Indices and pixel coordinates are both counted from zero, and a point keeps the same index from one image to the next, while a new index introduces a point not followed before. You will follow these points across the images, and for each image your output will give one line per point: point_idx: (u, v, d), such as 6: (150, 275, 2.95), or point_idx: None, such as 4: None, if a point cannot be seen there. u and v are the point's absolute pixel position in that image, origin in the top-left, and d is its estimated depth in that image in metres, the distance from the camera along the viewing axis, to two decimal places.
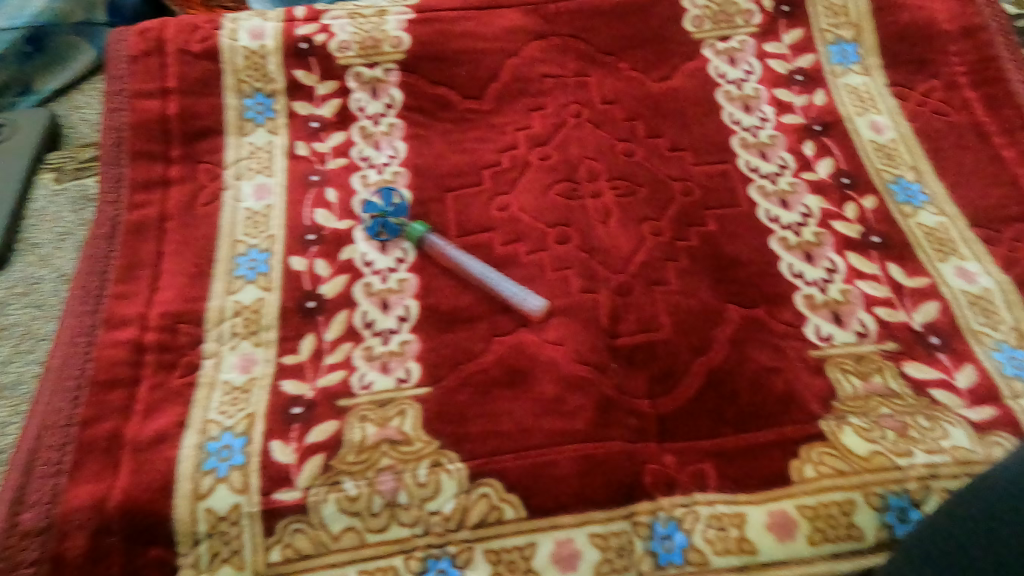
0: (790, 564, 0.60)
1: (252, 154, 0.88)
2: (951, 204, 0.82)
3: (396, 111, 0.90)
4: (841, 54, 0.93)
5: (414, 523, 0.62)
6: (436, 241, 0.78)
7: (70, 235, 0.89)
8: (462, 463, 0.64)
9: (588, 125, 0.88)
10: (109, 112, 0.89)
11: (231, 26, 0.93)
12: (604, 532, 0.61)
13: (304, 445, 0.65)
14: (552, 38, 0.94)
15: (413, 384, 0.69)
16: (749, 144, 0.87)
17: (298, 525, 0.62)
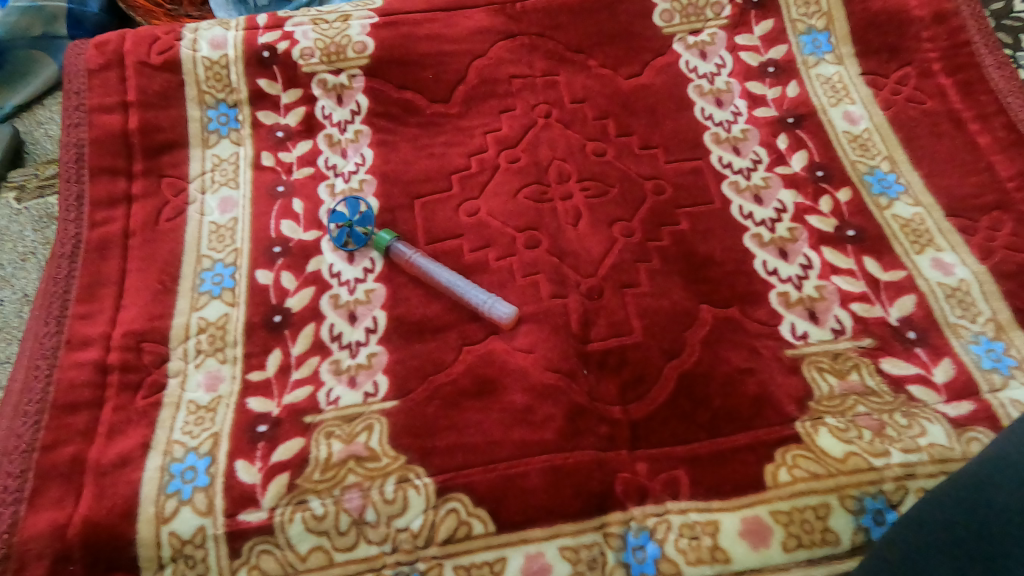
0: (765, 572, 0.58)
1: (216, 166, 0.87)
2: (927, 194, 0.81)
3: (362, 117, 0.88)
4: (814, 44, 0.92)
5: (382, 541, 0.61)
6: (402, 249, 0.76)
7: (32, 255, 0.87)
8: (430, 478, 0.63)
9: (557, 125, 0.87)
10: (69, 127, 0.87)
11: (192, 36, 0.91)
12: (574, 544, 0.60)
13: (270, 464, 0.64)
14: (519, 37, 0.92)
15: (380, 398, 0.67)
16: (721, 139, 0.85)
17: (264, 546, 0.61)
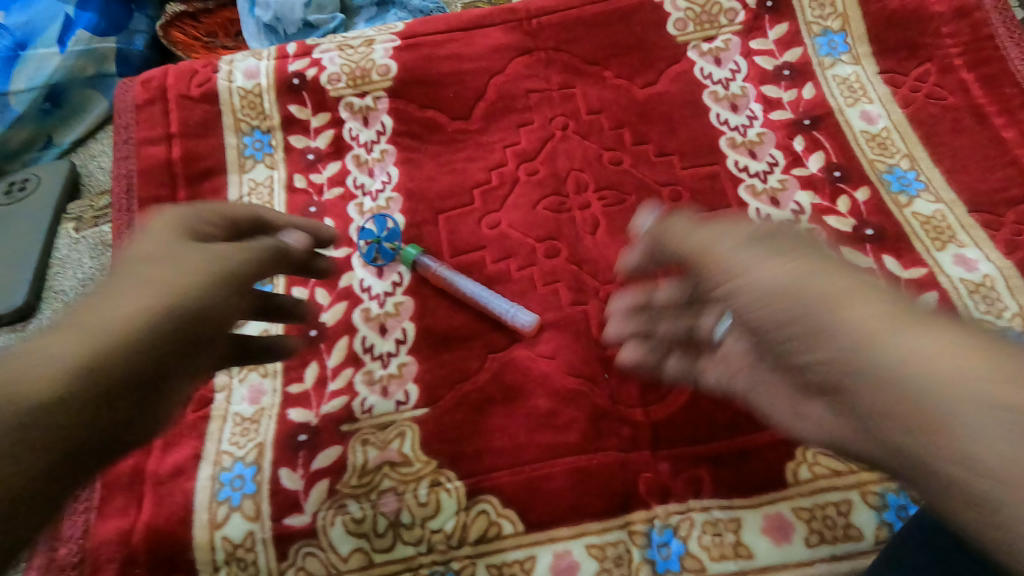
0: (789, 567, 0.60)
1: (252, 191, 0.92)
2: (948, 190, 0.81)
3: (387, 137, 0.92)
4: (829, 45, 0.92)
5: (417, 542, 0.64)
6: (427, 262, 0.79)
7: (91, 281, 0.95)
8: (461, 481, 0.66)
9: (574, 137, 0.89)
10: (119, 160, 0.94)
11: (227, 68, 0.97)
12: (600, 542, 0.62)
13: (311, 471, 0.68)
14: (535, 52, 0.95)
15: (411, 406, 0.71)
16: (737, 144, 0.87)
17: (309, 548, 0.65)
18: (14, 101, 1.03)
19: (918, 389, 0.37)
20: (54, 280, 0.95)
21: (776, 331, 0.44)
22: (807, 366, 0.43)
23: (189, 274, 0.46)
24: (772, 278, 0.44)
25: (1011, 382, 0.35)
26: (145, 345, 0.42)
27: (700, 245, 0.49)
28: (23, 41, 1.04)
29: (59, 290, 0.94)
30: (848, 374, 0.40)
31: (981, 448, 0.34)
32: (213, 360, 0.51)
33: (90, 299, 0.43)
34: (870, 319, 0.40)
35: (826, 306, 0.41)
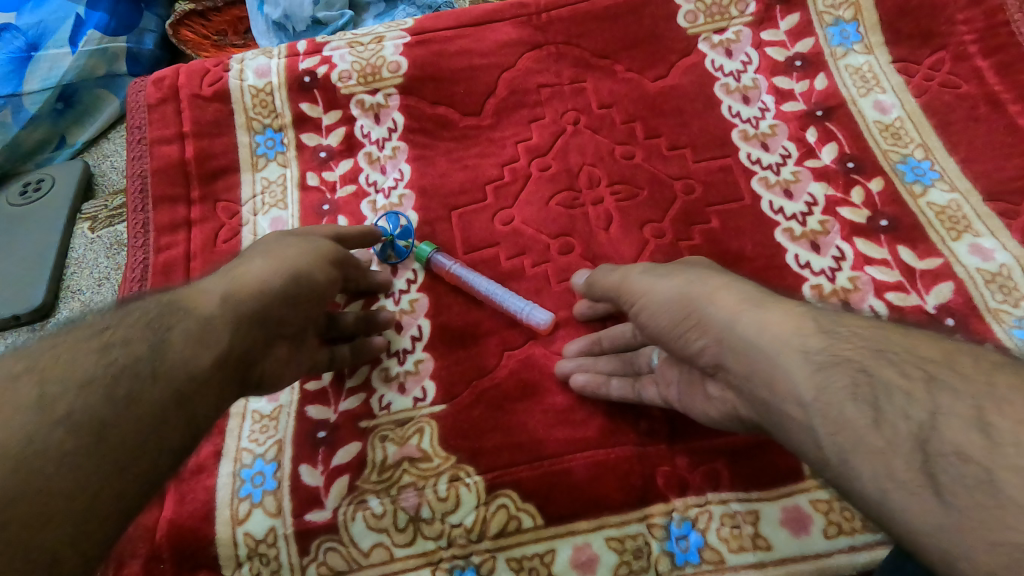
0: (808, 559, 0.60)
1: (266, 189, 0.92)
2: (964, 179, 0.81)
3: (399, 133, 0.93)
4: (842, 35, 0.92)
5: (438, 536, 0.65)
6: (439, 260, 0.80)
7: (107, 280, 0.96)
8: (480, 476, 0.66)
9: (586, 131, 0.89)
10: (133, 160, 0.94)
11: (239, 66, 0.97)
12: (619, 535, 0.63)
13: (331, 467, 0.69)
14: (546, 47, 0.95)
15: (429, 402, 0.71)
16: (749, 136, 0.87)
17: (331, 543, 0.65)
18: (29, 101, 1.03)
19: (772, 357, 0.47)
20: (71, 279, 0.96)
21: (670, 327, 0.56)
22: (699, 351, 0.54)
23: (254, 279, 0.58)
24: (667, 292, 0.57)
25: (833, 347, 0.45)
26: (220, 332, 0.53)
27: (618, 282, 0.64)
28: (35, 41, 1.05)
29: (75, 289, 0.95)
30: (723, 349, 0.51)
31: (841, 415, 0.42)
32: (280, 353, 0.61)
33: (188, 293, 0.55)
34: (733, 308, 0.51)
35: (708, 302, 0.53)
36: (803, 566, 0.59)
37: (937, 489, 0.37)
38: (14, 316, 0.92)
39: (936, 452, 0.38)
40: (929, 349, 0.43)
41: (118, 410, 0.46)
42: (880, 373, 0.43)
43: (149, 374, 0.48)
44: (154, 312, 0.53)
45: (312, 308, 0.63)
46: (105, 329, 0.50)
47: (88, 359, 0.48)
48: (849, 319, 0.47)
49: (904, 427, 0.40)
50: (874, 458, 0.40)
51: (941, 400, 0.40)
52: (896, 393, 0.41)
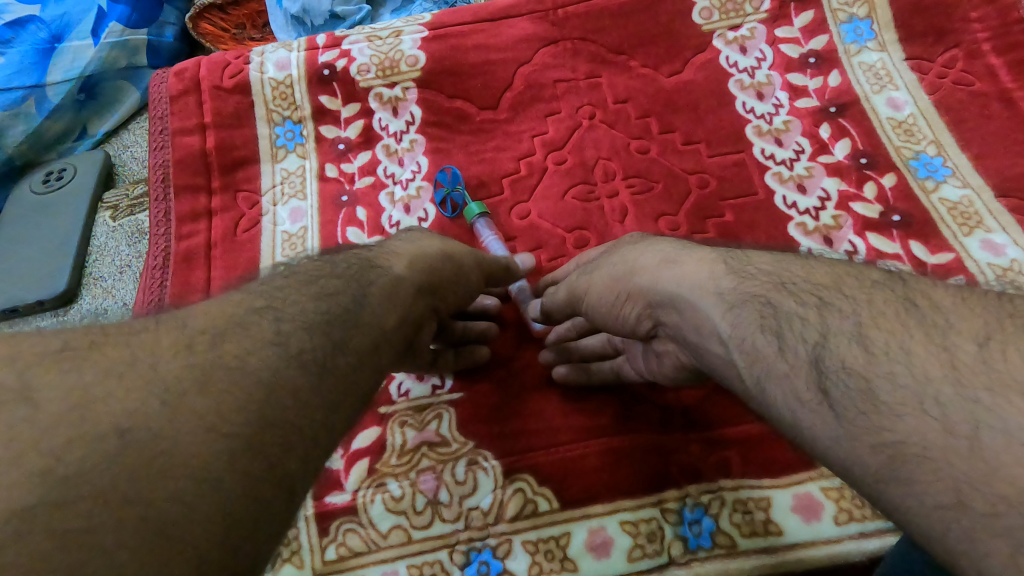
0: (818, 544, 0.61)
1: (285, 179, 0.94)
2: (976, 175, 0.82)
3: (416, 126, 0.94)
4: (855, 32, 0.93)
5: (455, 519, 0.66)
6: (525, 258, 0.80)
7: (129, 267, 0.98)
8: (497, 460, 0.68)
9: (602, 126, 0.90)
10: (156, 150, 0.96)
11: (259, 59, 0.99)
12: (633, 519, 0.64)
13: (351, 451, 0.70)
14: (562, 42, 0.96)
15: (447, 390, 0.73)
16: (764, 132, 0.88)
17: (350, 525, 0.67)
18: (52, 92, 1.05)
19: (691, 304, 0.50)
20: (93, 267, 0.98)
21: (606, 308, 0.59)
22: (636, 319, 0.57)
23: (431, 251, 0.60)
24: (602, 282, 0.59)
25: (741, 286, 0.48)
26: (408, 294, 0.54)
27: (567, 297, 0.64)
28: (58, 33, 1.06)
29: (97, 277, 0.97)
30: (655, 310, 0.54)
31: (751, 348, 0.44)
32: (434, 330, 0.62)
33: (377, 254, 0.57)
34: (655, 271, 0.54)
35: (634, 271, 0.56)
36: (813, 551, 0.61)
37: (831, 403, 0.38)
38: (39, 301, 0.94)
39: (827, 368, 0.40)
40: (822, 275, 0.45)
41: (332, 351, 0.45)
42: (780, 303, 0.45)
43: (352, 323, 0.48)
44: (356, 266, 0.54)
45: (464, 297, 0.65)
46: (319, 277, 0.51)
47: (309, 302, 0.48)
48: (758, 259, 0.50)
49: (802, 350, 0.42)
50: (782, 385, 0.42)
51: (831, 321, 0.42)
52: (795, 319, 0.43)
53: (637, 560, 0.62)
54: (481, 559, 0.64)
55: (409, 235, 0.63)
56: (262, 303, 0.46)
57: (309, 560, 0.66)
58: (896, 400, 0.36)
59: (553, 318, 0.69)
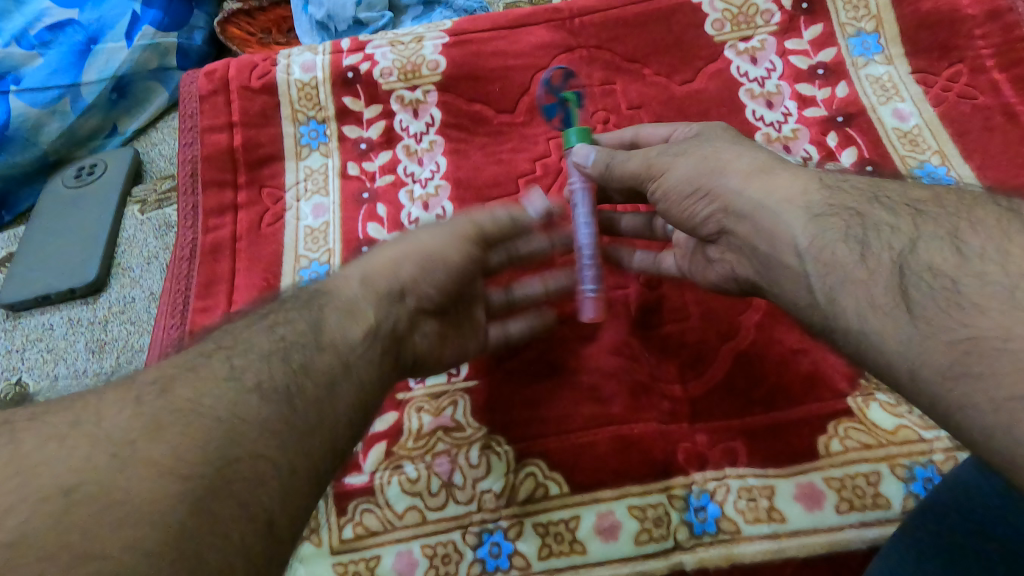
0: (820, 532, 0.63)
1: (308, 176, 0.97)
2: (979, 185, 0.84)
3: (436, 128, 0.98)
4: (863, 46, 0.96)
5: (469, 501, 0.69)
6: (534, 205, 0.70)
7: (156, 259, 1.01)
8: (510, 446, 0.71)
9: (615, 130, 0.94)
10: (185, 147, 1.00)
11: (286, 61, 1.02)
12: (641, 504, 0.66)
13: (369, 434, 0.73)
14: (578, 50, 1.00)
15: (462, 377, 0.75)
16: (772, 139, 0.91)
17: (367, 505, 0.69)
18: (86, 91, 1.08)
19: (774, 212, 0.54)
20: (122, 258, 1.02)
21: (679, 199, 0.62)
22: (705, 218, 0.61)
23: (384, 259, 0.63)
24: (685, 168, 0.61)
25: (831, 199, 0.52)
26: (368, 306, 0.59)
27: (637, 168, 0.65)
28: (94, 34, 1.10)
29: (126, 267, 1.01)
30: (731, 215, 0.58)
31: (822, 252, 0.50)
32: (426, 328, 0.65)
33: (331, 279, 0.62)
34: (747, 176, 0.57)
35: (723, 170, 0.59)
36: (814, 538, 0.63)
37: (909, 304, 0.44)
38: (70, 289, 0.97)
39: (911, 271, 0.45)
40: (923, 197, 0.50)
41: (299, 377, 0.51)
42: (869, 213, 0.50)
43: (315, 346, 0.54)
44: (306, 295, 0.59)
45: (454, 282, 0.64)
46: (268, 313, 0.57)
47: (263, 335, 0.54)
48: (852, 180, 0.54)
49: (887, 256, 0.46)
50: (858, 290, 0.47)
51: (922, 229, 0.47)
52: (884, 228, 0.48)
53: (643, 543, 0.65)
54: (493, 540, 0.67)
55: (373, 250, 0.66)
56: (212, 347, 0.52)
57: (327, 538, 0.68)
58: (980, 295, 0.41)
59: (610, 180, 0.68)
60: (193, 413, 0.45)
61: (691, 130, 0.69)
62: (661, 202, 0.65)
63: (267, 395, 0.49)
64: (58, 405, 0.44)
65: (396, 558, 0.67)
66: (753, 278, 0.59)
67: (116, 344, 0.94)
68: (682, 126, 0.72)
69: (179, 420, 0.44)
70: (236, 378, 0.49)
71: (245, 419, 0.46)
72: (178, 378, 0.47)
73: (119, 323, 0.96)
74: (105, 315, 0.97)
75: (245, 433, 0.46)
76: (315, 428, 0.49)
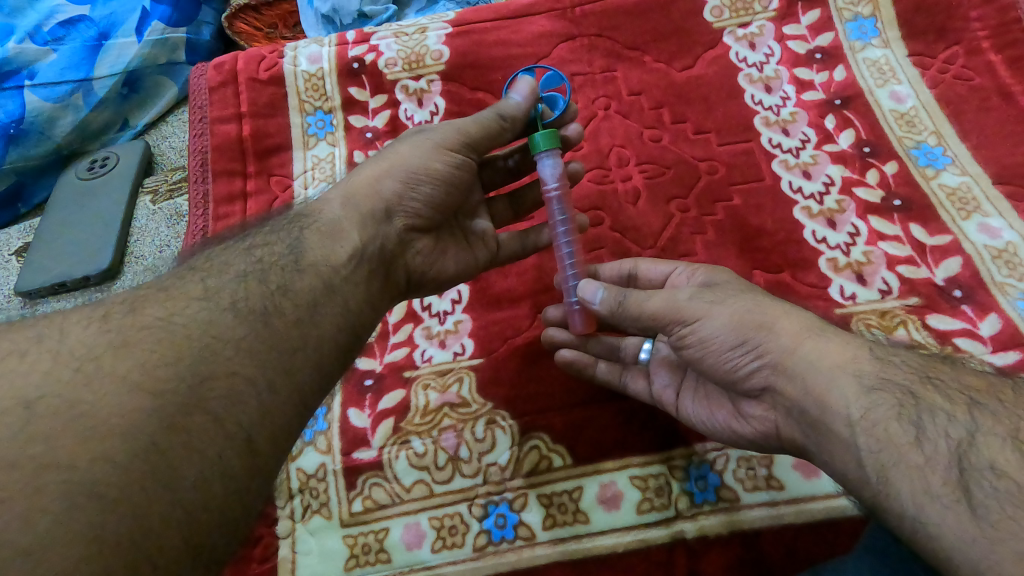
0: (818, 498, 0.65)
1: (316, 165, 0.99)
2: (975, 164, 0.85)
3: (440, 116, 1.00)
4: (860, 30, 0.97)
5: (475, 474, 0.71)
6: (519, 92, 0.69)
7: (168, 247, 1.04)
8: (514, 420, 0.73)
9: (616, 116, 0.95)
10: (194, 137, 1.02)
11: (292, 53, 1.04)
12: (642, 474, 0.69)
13: (377, 411, 0.75)
14: (579, 38, 1.01)
15: (468, 356, 0.78)
16: (771, 122, 0.92)
17: (376, 479, 0.71)
18: (98, 85, 1.11)
19: (827, 380, 0.51)
20: (135, 247, 1.04)
21: (717, 351, 0.57)
22: (749, 372, 0.56)
23: (362, 179, 0.66)
24: (725, 317, 0.56)
25: (883, 374, 0.50)
26: (350, 226, 0.62)
27: (660, 309, 0.58)
28: (105, 30, 1.13)
29: (138, 255, 1.03)
30: (775, 372, 0.54)
31: (872, 426, 0.48)
32: (419, 247, 0.69)
33: (315, 202, 0.65)
34: (798, 334, 0.53)
35: (772, 327, 0.54)
36: (812, 505, 0.65)
37: (972, 503, 0.42)
38: (86, 277, 1.00)
39: (971, 466, 0.44)
40: (974, 382, 0.49)
41: (275, 296, 0.55)
42: (924, 397, 0.48)
43: (295, 267, 0.58)
44: (289, 219, 0.63)
45: (439, 193, 0.68)
46: (250, 236, 0.61)
47: (240, 258, 0.58)
48: (900, 353, 0.52)
49: (944, 445, 0.45)
50: (912, 475, 0.45)
51: (979, 421, 0.45)
52: (939, 414, 0.47)
53: (645, 512, 0.67)
54: (499, 511, 0.69)
55: (354, 172, 0.68)
56: (187, 269, 0.56)
57: (336, 511, 0.70)
58: None
59: (624, 318, 0.62)
60: (166, 330, 0.49)
61: (694, 275, 0.67)
62: (688, 347, 0.58)
63: (242, 314, 0.52)
64: (28, 324, 0.48)
65: (404, 530, 0.68)
66: (796, 440, 0.55)
67: None
68: (681, 267, 0.70)
69: (152, 335, 0.48)
70: (210, 298, 0.53)
71: (220, 337, 0.50)
72: (150, 299, 0.52)
73: None
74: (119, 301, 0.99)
75: (219, 350, 0.49)
76: (297, 346, 0.53)
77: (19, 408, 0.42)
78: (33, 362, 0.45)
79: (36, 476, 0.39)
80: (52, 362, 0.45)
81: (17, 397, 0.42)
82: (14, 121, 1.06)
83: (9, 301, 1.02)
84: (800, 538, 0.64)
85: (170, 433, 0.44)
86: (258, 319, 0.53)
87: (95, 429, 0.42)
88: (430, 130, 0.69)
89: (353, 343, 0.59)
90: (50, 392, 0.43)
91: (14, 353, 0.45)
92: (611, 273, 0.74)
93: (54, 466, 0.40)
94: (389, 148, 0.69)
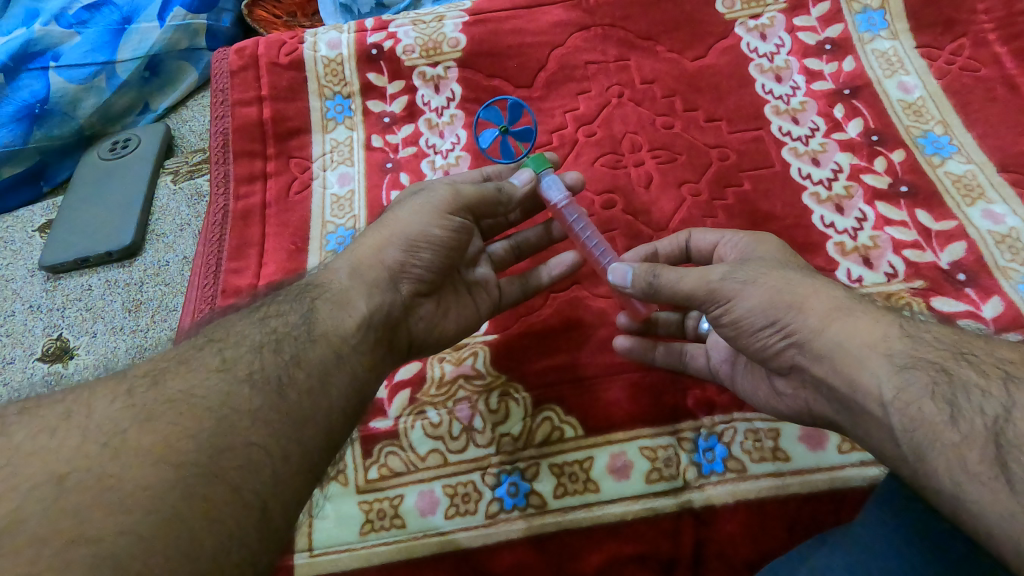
0: (821, 470, 0.67)
1: (334, 148, 1.02)
2: (980, 152, 0.87)
3: (456, 103, 1.02)
4: (869, 22, 0.99)
5: (488, 444, 0.73)
6: (520, 178, 0.73)
7: (188, 226, 1.06)
8: (528, 393, 0.75)
9: (629, 103, 0.97)
10: (217, 119, 1.04)
11: (312, 39, 1.06)
12: (652, 445, 0.71)
13: (394, 382, 0.77)
14: (593, 28, 1.03)
15: (482, 332, 0.80)
16: (781, 111, 0.94)
17: (391, 448, 0.73)
18: (121, 68, 1.13)
19: (856, 359, 0.51)
20: (156, 224, 1.06)
21: (750, 329, 0.58)
22: (777, 351, 0.58)
23: (367, 248, 0.68)
24: (757, 297, 0.57)
25: (916, 351, 0.50)
26: (356, 298, 0.64)
27: (695, 289, 0.60)
28: (128, 15, 1.15)
29: (160, 233, 1.06)
30: (807, 356, 0.55)
31: (903, 404, 0.48)
32: (424, 312, 0.71)
33: (321, 272, 0.67)
34: (826, 312, 0.54)
35: (801, 305, 0.55)
36: (817, 475, 0.67)
37: (1010, 481, 0.42)
38: (108, 253, 1.02)
39: (1008, 444, 0.43)
40: (1008, 353, 0.49)
41: (289, 367, 0.56)
42: (958, 373, 0.48)
43: (307, 337, 0.59)
44: (300, 289, 0.65)
45: (440, 257, 0.69)
46: (261, 307, 0.63)
47: (254, 329, 0.59)
48: (931, 329, 0.52)
49: (980, 422, 0.45)
50: (948, 453, 0.45)
51: (1017, 395, 0.45)
52: (974, 390, 0.46)
53: (654, 481, 0.69)
54: (511, 480, 0.71)
55: (358, 239, 0.71)
56: (205, 339, 0.57)
57: (353, 479, 0.72)
58: None
59: (656, 297, 0.64)
60: (187, 403, 0.50)
61: (739, 245, 0.69)
62: (724, 326, 0.60)
63: (258, 385, 0.54)
64: (56, 398, 0.49)
65: (418, 497, 0.70)
66: (831, 415, 0.57)
67: (151, 304, 0.99)
68: (729, 235, 0.71)
69: (174, 409, 0.49)
70: (228, 370, 0.54)
71: (238, 409, 0.51)
72: (171, 371, 0.53)
73: (154, 284, 1.01)
74: (140, 277, 1.02)
75: (236, 422, 0.50)
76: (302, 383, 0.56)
77: (50, 486, 0.42)
78: (62, 437, 0.45)
79: (64, 551, 0.39)
80: (80, 440, 0.45)
81: (47, 472, 0.43)
82: (38, 101, 1.09)
83: (33, 275, 1.05)
84: (803, 509, 0.66)
85: (190, 501, 0.45)
86: (274, 393, 0.54)
87: (121, 504, 0.42)
88: (429, 191, 0.71)
89: (354, 349, 0.61)
90: (78, 468, 0.44)
91: (45, 429, 0.46)
92: (668, 248, 0.76)
93: (83, 541, 0.40)
94: (393, 211, 0.71)
